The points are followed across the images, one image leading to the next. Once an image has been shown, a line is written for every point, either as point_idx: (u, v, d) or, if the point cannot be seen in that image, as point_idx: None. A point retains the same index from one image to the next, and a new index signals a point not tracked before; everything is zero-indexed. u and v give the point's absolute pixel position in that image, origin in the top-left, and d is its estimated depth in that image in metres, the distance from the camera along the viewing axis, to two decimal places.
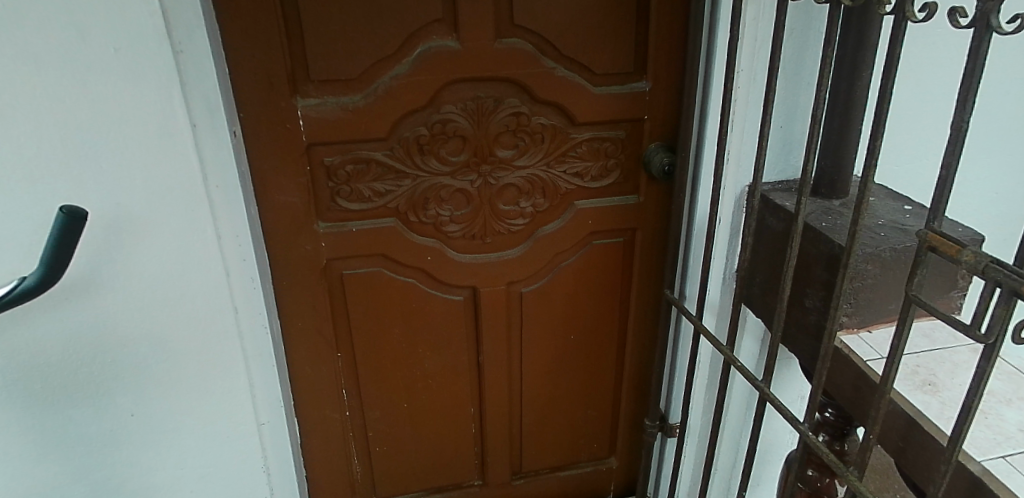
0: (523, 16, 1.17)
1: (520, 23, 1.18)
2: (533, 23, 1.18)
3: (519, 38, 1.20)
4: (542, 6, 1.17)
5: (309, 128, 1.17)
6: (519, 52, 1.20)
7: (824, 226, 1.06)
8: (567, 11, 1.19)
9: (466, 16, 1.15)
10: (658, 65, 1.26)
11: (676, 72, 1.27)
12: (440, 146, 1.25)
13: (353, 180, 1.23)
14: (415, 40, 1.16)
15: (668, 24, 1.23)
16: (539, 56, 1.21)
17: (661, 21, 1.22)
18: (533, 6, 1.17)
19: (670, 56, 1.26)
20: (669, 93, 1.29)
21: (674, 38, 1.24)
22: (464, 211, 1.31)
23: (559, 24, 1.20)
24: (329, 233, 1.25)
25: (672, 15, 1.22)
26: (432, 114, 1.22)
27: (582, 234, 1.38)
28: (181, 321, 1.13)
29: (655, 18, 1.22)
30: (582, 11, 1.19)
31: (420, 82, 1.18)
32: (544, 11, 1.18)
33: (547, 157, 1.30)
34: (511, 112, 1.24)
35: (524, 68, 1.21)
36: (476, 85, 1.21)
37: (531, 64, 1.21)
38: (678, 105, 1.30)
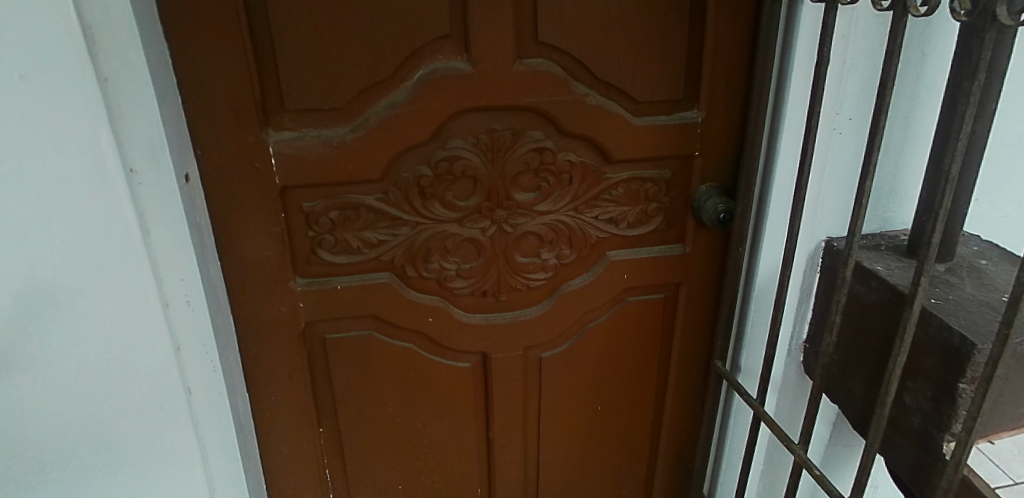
0: (550, 32, 0.95)
1: (547, 40, 0.96)
2: (562, 41, 0.96)
3: (546, 60, 0.98)
4: (574, 19, 0.95)
5: (284, 168, 0.95)
6: (546, 76, 0.98)
7: (937, 305, 0.83)
8: (606, 26, 0.97)
9: (480, 31, 0.93)
10: (711, 91, 1.04)
11: (736, 100, 1.05)
12: (446, 189, 1.03)
13: (339, 229, 1.01)
14: (416, 61, 0.94)
15: (727, 42, 1.00)
16: (569, 81, 0.99)
17: (719, 38, 1.00)
18: (564, 20, 0.95)
19: (726, 82, 1.03)
20: (725, 125, 1.06)
21: (732, 58, 1.02)
22: (473, 264, 1.08)
23: (597, 42, 0.98)
24: (308, 291, 1.03)
25: (732, 31, 1.00)
26: (437, 150, 1.00)
27: (616, 290, 1.15)
28: (118, 415, 0.89)
29: (711, 34, 1.00)
30: (623, 26, 0.97)
31: (422, 112, 0.96)
32: (578, 26, 0.96)
33: (575, 201, 1.08)
34: (532, 148, 1.02)
35: (551, 95, 0.99)
36: (490, 115, 0.99)
37: (559, 90, 0.99)
38: (735, 139, 1.07)
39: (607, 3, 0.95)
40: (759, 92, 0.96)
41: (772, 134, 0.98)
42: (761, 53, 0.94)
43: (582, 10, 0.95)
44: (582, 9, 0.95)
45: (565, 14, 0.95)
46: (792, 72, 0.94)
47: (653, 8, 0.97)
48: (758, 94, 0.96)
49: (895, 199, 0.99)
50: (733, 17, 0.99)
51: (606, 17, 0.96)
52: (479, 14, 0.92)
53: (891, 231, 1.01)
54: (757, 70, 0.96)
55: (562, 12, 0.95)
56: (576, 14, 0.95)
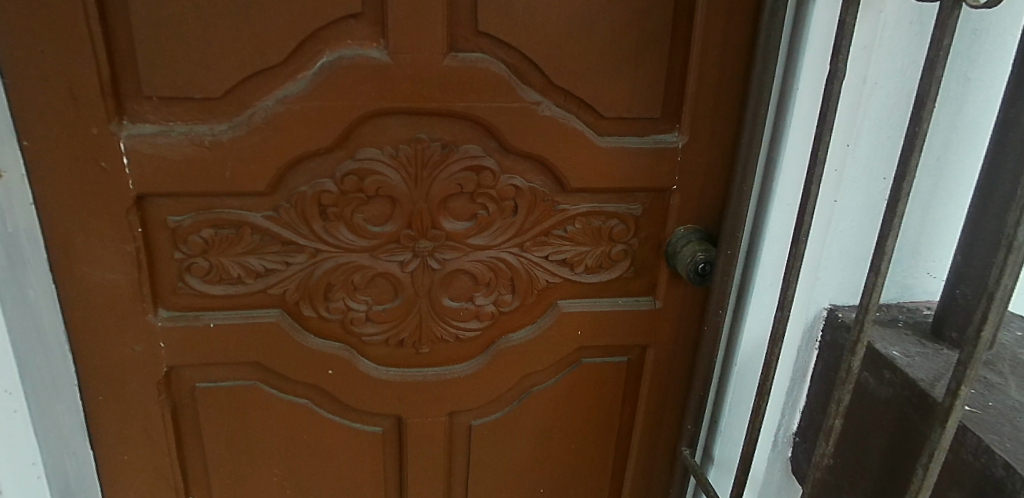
0: (493, 21, 0.75)
1: (490, 30, 0.76)
2: (509, 33, 0.76)
3: (487, 56, 0.77)
4: (525, 5, 0.75)
5: (141, 171, 0.75)
6: (486, 76, 0.77)
7: (976, 415, 0.61)
8: (566, 18, 0.77)
9: (404, 12, 0.73)
10: (695, 111, 0.83)
11: (726, 123, 0.85)
12: (356, 210, 0.81)
13: (214, 252, 0.80)
14: (320, 46, 0.74)
15: (718, 50, 0.80)
16: (518, 86, 0.79)
17: (708, 44, 0.80)
18: (512, 6, 0.75)
19: (713, 101, 0.83)
20: (709, 154, 0.86)
21: (723, 73, 0.82)
22: (388, 305, 0.87)
23: (553, 38, 0.77)
24: (171, 328, 0.82)
25: (725, 36, 0.80)
26: (344, 161, 0.79)
27: (566, 350, 0.93)
28: None
29: (698, 38, 0.79)
30: (588, 20, 0.77)
31: (325, 111, 0.76)
32: (529, 15, 0.76)
33: (519, 235, 0.87)
34: (466, 166, 0.82)
35: (492, 101, 0.78)
36: (414, 121, 0.79)
37: (503, 96, 0.78)
38: (722, 173, 0.87)
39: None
40: (754, 113, 0.75)
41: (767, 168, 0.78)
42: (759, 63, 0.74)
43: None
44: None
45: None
46: (797, 89, 0.73)
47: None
48: (752, 116, 0.75)
49: (918, 263, 0.78)
50: (726, 18, 0.79)
51: (567, 6, 0.76)
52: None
53: (910, 303, 0.80)
54: (752, 85, 0.75)
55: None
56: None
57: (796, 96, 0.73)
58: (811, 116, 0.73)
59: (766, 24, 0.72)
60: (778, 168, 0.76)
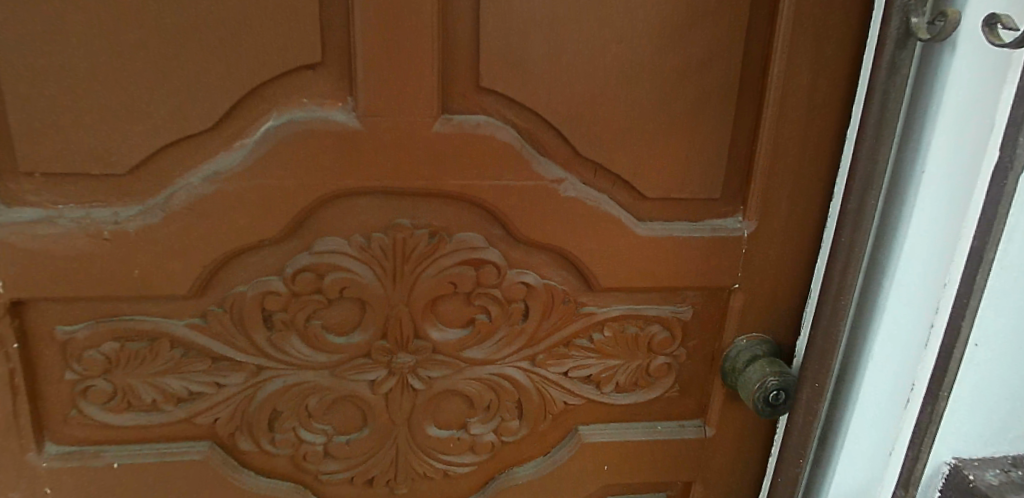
0: (508, 70, 0.56)
1: (503, 83, 0.56)
2: (529, 88, 0.57)
3: (494, 117, 0.58)
4: (552, 51, 0.56)
5: (13, 270, 0.54)
6: (492, 145, 0.57)
7: None
8: (605, 68, 0.57)
9: (386, 58, 0.53)
10: (765, 191, 0.64)
11: (805, 204, 0.65)
12: (312, 315, 0.61)
13: (119, 371, 0.59)
14: (267, 103, 0.54)
15: (798, 110, 0.61)
16: (534, 157, 0.59)
17: (786, 103, 0.61)
18: (534, 52, 0.55)
19: (788, 179, 0.64)
20: (780, 245, 0.66)
21: (802, 143, 0.63)
22: (354, 435, 0.66)
23: (587, 93, 0.58)
24: (62, 470, 0.61)
25: (808, 94, 0.61)
26: (298, 253, 0.59)
27: (588, 487, 0.72)
28: None
29: (774, 95, 0.60)
30: (634, 71, 0.58)
31: (270, 190, 0.55)
32: (556, 63, 0.56)
33: (529, 346, 0.66)
34: (462, 260, 0.61)
35: (498, 177, 0.58)
36: (393, 201, 0.59)
37: (513, 170, 0.58)
38: (795, 268, 0.67)
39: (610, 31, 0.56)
40: (855, 201, 0.56)
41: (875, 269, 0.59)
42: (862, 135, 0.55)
43: (566, 36, 0.56)
44: (566, 36, 0.55)
45: (536, 42, 0.55)
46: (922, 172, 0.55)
47: (687, 45, 0.58)
48: (853, 204, 0.56)
49: None
50: (811, 70, 0.60)
51: (606, 53, 0.57)
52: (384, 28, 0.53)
53: None
54: (855, 164, 0.56)
55: (531, 38, 0.55)
56: (556, 43, 0.56)
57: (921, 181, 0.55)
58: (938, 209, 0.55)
59: (878, 85, 0.53)
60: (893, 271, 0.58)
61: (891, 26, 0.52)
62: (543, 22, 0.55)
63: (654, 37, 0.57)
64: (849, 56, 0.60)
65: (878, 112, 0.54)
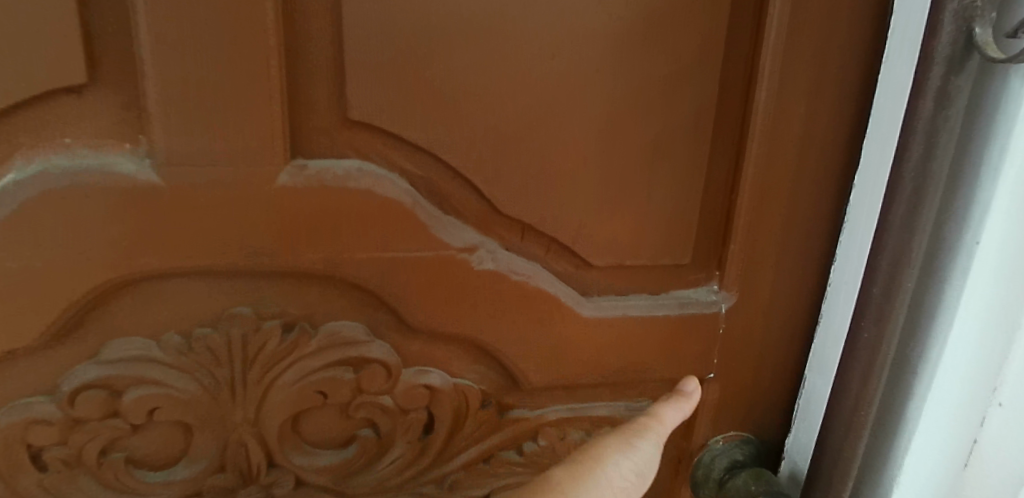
0: (390, 94, 0.39)
1: (382, 114, 0.39)
2: (421, 119, 0.39)
3: (371, 162, 0.40)
4: (452, 66, 0.39)
5: None
6: (372, 204, 0.40)
7: None
8: (528, 91, 0.40)
9: (195, 76, 0.35)
10: (747, 254, 0.48)
11: (800, 269, 0.49)
12: (109, 446, 0.41)
13: None
14: (5, 143, 0.35)
15: (792, 148, 0.45)
16: (434, 216, 0.42)
17: (778, 139, 0.45)
18: (426, 68, 0.38)
19: (778, 238, 0.48)
20: (767, 322, 0.50)
21: (797, 193, 0.47)
22: None
23: (505, 126, 0.41)
24: None
25: (806, 127, 0.45)
26: (79, 362, 0.39)
27: None
28: None
29: (763, 129, 0.44)
30: (570, 94, 0.41)
31: (19, 276, 0.36)
32: (458, 84, 0.39)
33: (436, 465, 0.48)
34: (333, 360, 0.43)
35: (382, 247, 0.41)
36: (226, 282, 0.40)
37: (404, 237, 0.41)
38: (785, 350, 0.52)
39: (534, 38, 0.39)
40: (881, 286, 0.40)
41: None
42: (891, 196, 0.39)
43: (471, 46, 0.38)
44: (471, 45, 0.38)
45: (427, 52, 0.38)
46: (976, 241, 0.40)
47: (644, 58, 0.41)
48: (878, 290, 0.41)
49: None
50: (811, 95, 0.44)
51: (530, 70, 0.40)
52: (186, 31, 0.34)
53: None
54: (882, 233, 0.40)
55: (421, 47, 0.38)
56: (458, 54, 0.39)
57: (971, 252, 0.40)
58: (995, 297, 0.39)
59: (918, 127, 0.37)
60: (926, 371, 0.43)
61: (939, 43, 0.36)
62: (437, 24, 0.38)
63: (598, 47, 0.40)
64: (863, 77, 0.44)
65: (917, 167, 0.38)
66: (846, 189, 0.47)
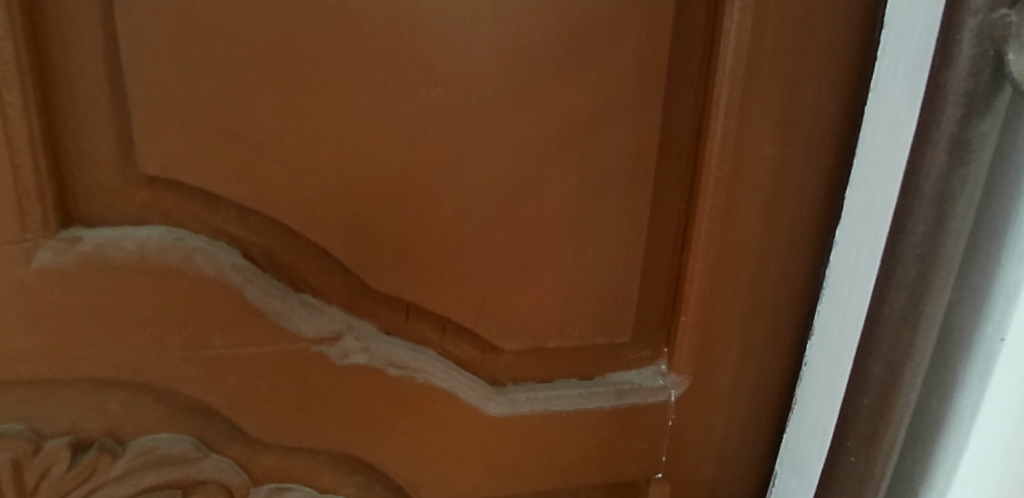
0: (200, 138, 0.28)
1: (188, 166, 0.29)
2: (247, 169, 0.29)
3: (183, 227, 0.30)
4: (289, 99, 0.29)
5: None
6: (187, 285, 0.30)
7: None
8: (398, 128, 0.30)
9: None
10: (703, 330, 0.38)
11: (771, 346, 0.39)
12: None
13: None
14: None
15: (761, 201, 0.35)
16: (275, 300, 0.31)
17: (740, 188, 0.35)
18: (251, 102, 0.28)
19: (742, 309, 0.38)
20: (730, 409, 0.40)
21: (766, 254, 0.37)
22: None
23: (369, 179, 0.31)
24: None
25: (777, 172, 0.35)
26: None
27: None
28: None
29: (717, 174, 0.34)
30: (456, 133, 0.31)
31: None
32: (297, 121, 0.29)
33: None
34: (143, 490, 0.32)
35: (205, 339, 0.31)
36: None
37: (232, 327, 0.31)
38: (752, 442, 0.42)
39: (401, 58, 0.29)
40: (874, 396, 0.31)
41: (901, 487, 0.34)
42: (886, 281, 0.29)
43: (313, 71, 0.28)
44: (311, 70, 0.28)
45: (249, 80, 0.28)
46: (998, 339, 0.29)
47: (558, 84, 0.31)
48: (869, 402, 0.31)
49: None
50: (782, 132, 0.34)
51: (398, 103, 0.30)
52: None
53: None
54: (873, 324, 0.30)
55: (242, 74, 0.28)
56: (293, 82, 0.28)
57: (991, 355, 0.29)
58: (1003, 408, 0.29)
59: (925, 190, 0.27)
60: (925, 497, 0.33)
61: (949, 80, 0.26)
62: (262, 43, 0.28)
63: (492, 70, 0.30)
64: (850, 109, 0.34)
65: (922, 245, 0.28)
66: (828, 249, 0.37)
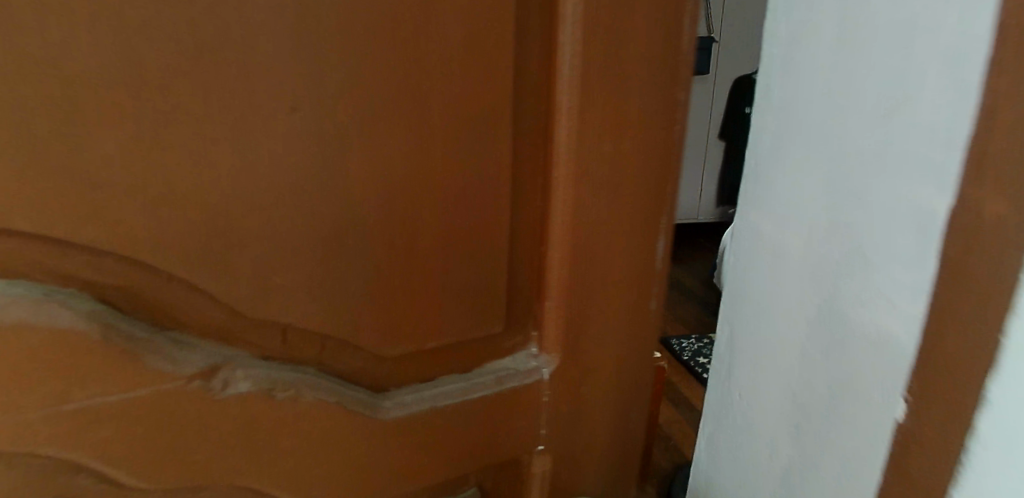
0: (37, 179, 0.26)
1: (27, 210, 0.26)
2: (105, 209, 0.27)
3: (21, 277, 0.27)
4: (139, 127, 0.27)
5: None
6: (36, 339, 0.27)
7: None
8: (274, 152, 0.30)
9: None
10: (569, 311, 0.41)
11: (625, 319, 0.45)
12: None
13: None
14: None
15: (605, 191, 0.39)
16: (141, 341, 0.29)
17: (587, 182, 0.39)
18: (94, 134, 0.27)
19: (600, 288, 0.42)
20: (595, 377, 0.45)
21: (614, 237, 0.41)
22: None
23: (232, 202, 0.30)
24: None
25: (618, 163, 0.39)
26: None
27: None
28: None
29: (566, 169, 0.38)
30: (329, 152, 0.31)
31: None
32: (161, 154, 0.28)
33: None
34: None
35: (64, 391, 0.28)
36: None
37: (96, 375, 0.29)
38: (615, 403, 0.47)
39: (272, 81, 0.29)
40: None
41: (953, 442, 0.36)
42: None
43: (167, 98, 0.27)
44: (163, 96, 0.27)
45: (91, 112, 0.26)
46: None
47: (425, 99, 0.33)
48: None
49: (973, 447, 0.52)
50: (619, 127, 0.38)
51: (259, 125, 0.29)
52: None
53: None
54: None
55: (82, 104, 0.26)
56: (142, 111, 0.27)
57: None
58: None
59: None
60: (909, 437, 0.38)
61: None
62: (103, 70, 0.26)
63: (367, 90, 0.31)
64: (668, 105, 0.39)
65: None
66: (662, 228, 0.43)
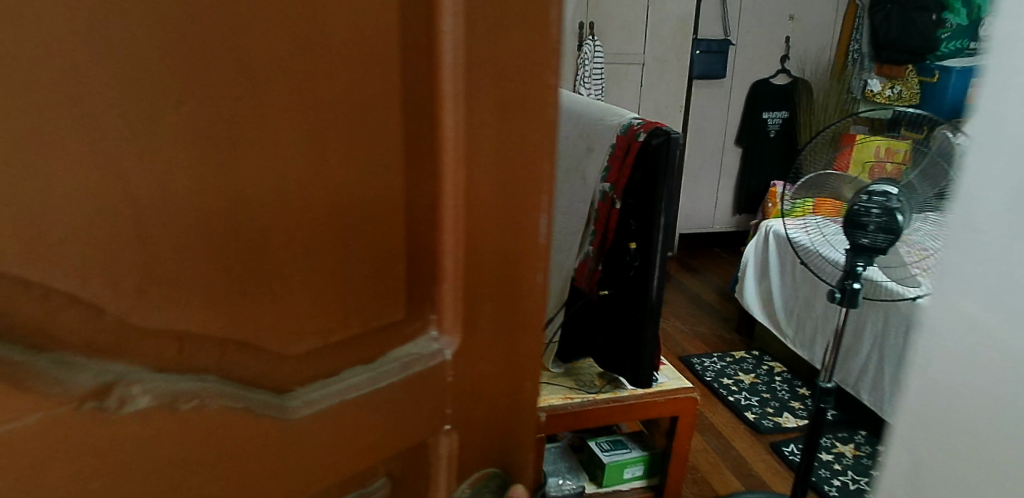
0: None
1: None
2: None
3: None
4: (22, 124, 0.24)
5: None
6: None
7: None
8: (184, 153, 0.29)
9: None
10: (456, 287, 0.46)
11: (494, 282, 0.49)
12: None
13: None
14: None
15: (486, 174, 0.44)
16: (25, 368, 0.26)
17: (472, 162, 0.43)
18: None
19: (481, 263, 0.47)
20: (480, 345, 0.49)
21: (486, 216, 0.46)
22: None
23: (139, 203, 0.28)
24: None
25: (499, 145, 0.45)
26: None
27: None
28: None
29: (453, 154, 0.42)
30: (239, 139, 0.31)
31: None
32: (87, 148, 0.26)
33: None
34: None
35: None
36: None
37: None
38: (495, 369, 0.52)
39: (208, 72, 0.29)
40: None
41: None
42: None
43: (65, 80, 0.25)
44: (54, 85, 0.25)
45: None
46: None
47: (342, 92, 0.34)
48: None
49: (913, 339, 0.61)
50: (497, 114, 0.44)
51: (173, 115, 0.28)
52: None
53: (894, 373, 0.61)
54: None
55: None
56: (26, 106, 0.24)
57: None
58: None
59: None
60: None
61: None
62: None
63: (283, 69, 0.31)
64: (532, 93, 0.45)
65: None
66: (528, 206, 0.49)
